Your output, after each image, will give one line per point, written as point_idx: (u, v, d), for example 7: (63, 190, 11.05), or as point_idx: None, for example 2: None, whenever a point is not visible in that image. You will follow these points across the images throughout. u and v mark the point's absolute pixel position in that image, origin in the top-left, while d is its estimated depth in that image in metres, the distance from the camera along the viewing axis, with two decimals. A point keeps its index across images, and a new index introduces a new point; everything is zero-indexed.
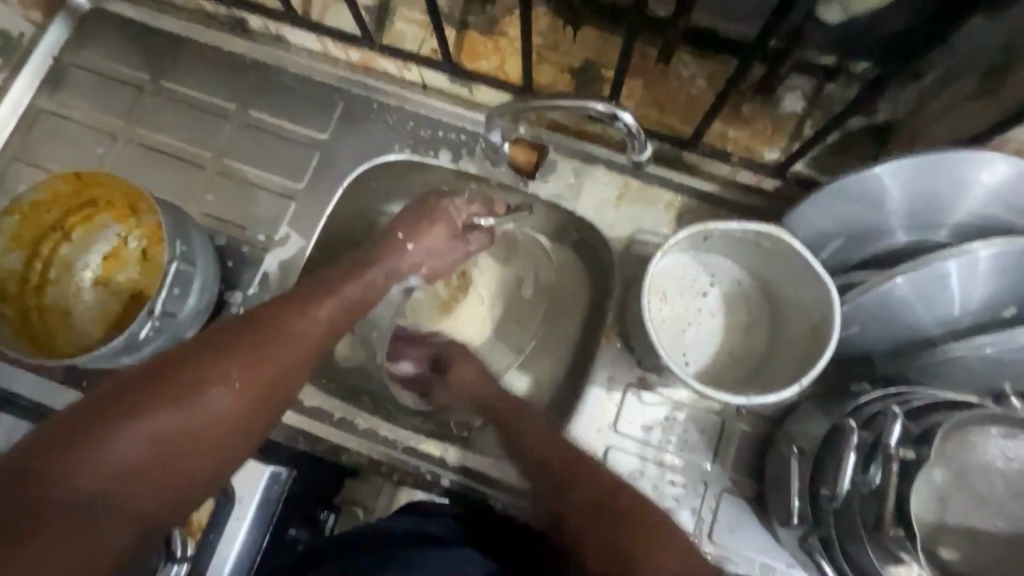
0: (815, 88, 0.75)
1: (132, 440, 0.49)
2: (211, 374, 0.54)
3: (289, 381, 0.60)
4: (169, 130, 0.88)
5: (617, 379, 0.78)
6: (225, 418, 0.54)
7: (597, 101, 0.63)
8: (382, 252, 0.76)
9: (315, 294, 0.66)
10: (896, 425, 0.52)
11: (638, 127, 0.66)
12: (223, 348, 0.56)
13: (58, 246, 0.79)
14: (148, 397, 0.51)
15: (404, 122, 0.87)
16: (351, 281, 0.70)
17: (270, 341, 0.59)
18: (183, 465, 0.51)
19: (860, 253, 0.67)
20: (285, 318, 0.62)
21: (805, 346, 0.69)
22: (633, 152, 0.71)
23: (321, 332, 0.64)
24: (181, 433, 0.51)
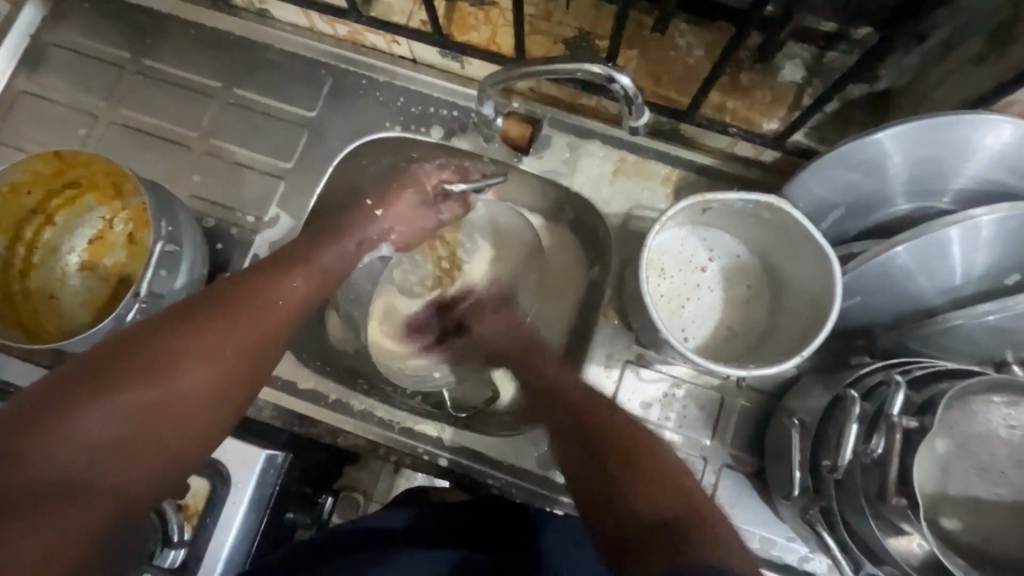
0: (815, 56, 0.74)
1: (101, 416, 0.47)
2: (184, 346, 0.52)
3: (266, 352, 0.58)
4: (152, 110, 0.86)
5: (615, 356, 0.78)
6: (204, 389, 0.52)
7: (592, 63, 0.61)
8: (353, 220, 0.73)
9: (287, 264, 0.64)
10: (899, 394, 0.52)
11: (636, 90, 0.63)
12: (197, 318, 0.54)
13: (41, 230, 0.78)
14: (116, 371, 0.49)
15: (394, 98, 0.85)
16: (328, 248, 0.68)
17: (248, 311, 0.57)
18: (162, 439, 0.50)
19: (861, 223, 0.66)
20: (260, 287, 0.60)
21: (804, 319, 0.68)
22: (629, 118, 0.68)
23: (299, 301, 0.63)
24: (158, 407, 0.50)
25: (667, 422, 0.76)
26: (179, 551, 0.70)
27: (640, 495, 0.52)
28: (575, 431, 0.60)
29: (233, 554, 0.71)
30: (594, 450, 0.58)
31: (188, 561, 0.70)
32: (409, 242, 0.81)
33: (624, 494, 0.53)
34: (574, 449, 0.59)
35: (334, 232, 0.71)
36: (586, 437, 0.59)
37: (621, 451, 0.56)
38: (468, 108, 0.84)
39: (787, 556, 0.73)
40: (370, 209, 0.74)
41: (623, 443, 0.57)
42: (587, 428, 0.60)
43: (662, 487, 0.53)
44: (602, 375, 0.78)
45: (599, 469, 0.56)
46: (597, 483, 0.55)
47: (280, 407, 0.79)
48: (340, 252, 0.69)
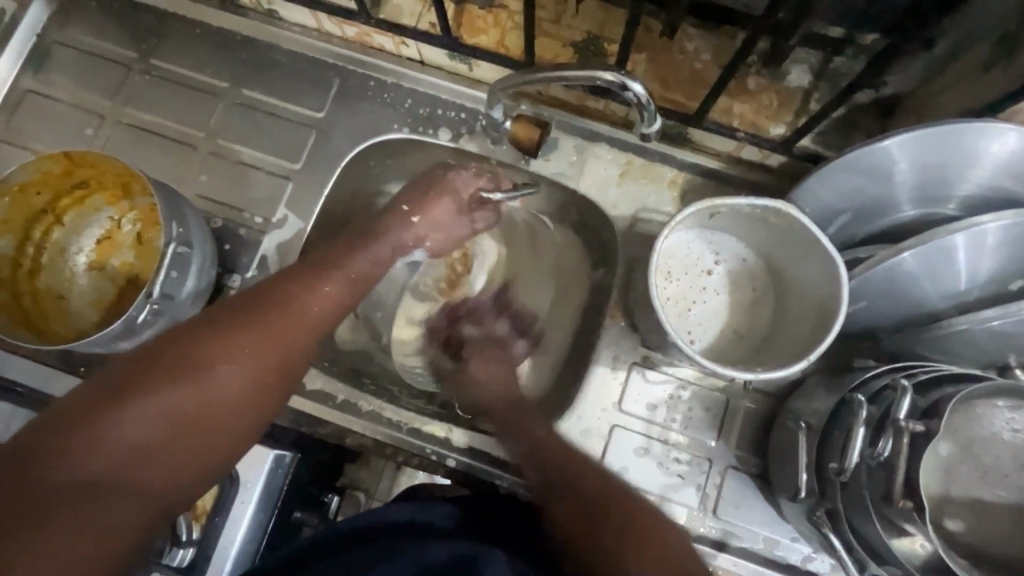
0: (822, 61, 0.74)
1: (137, 418, 0.48)
2: (217, 349, 0.53)
3: (297, 354, 0.59)
4: (160, 110, 0.86)
5: (622, 358, 0.78)
6: (236, 392, 0.53)
7: (605, 71, 0.62)
8: (382, 226, 0.73)
9: (316, 270, 0.64)
10: (906, 398, 0.52)
11: (649, 98, 0.64)
12: (228, 323, 0.55)
13: (50, 229, 0.78)
14: (151, 375, 0.50)
15: (402, 100, 0.85)
16: (358, 253, 0.69)
17: (278, 315, 0.58)
18: (196, 441, 0.50)
19: (867, 228, 0.67)
20: (291, 292, 0.60)
21: (810, 322, 0.68)
22: (642, 125, 0.69)
23: (330, 306, 0.63)
24: (191, 409, 0.50)
25: (673, 424, 0.77)
26: (187, 551, 0.71)
27: (633, 550, 0.57)
28: (567, 490, 0.65)
29: (242, 552, 0.72)
30: (587, 512, 0.62)
31: (197, 561, 0.71)
32: (443, 249, 0.81)
33: (619, 552, 0.58)
34: (570, 505, 0.63)
35: (362, 238, 0.70)
36: (577, 500, 0.63)
37: (610, 512, 0.61)
38: (476, 110, 0.84)
39: (790, 556, 0.74)
40: (401, 217, 0.74)
41: (611, 504, 0.62)
42: (575, 491, 0.64)
43: (653, 541, 0.58)
44: (609, 376, 0.78)
45: (595, 525, 0.61)
46: (596, 542, 0.59)
47: (289, 407, 0.79)
48: (371, 257, 0.70)
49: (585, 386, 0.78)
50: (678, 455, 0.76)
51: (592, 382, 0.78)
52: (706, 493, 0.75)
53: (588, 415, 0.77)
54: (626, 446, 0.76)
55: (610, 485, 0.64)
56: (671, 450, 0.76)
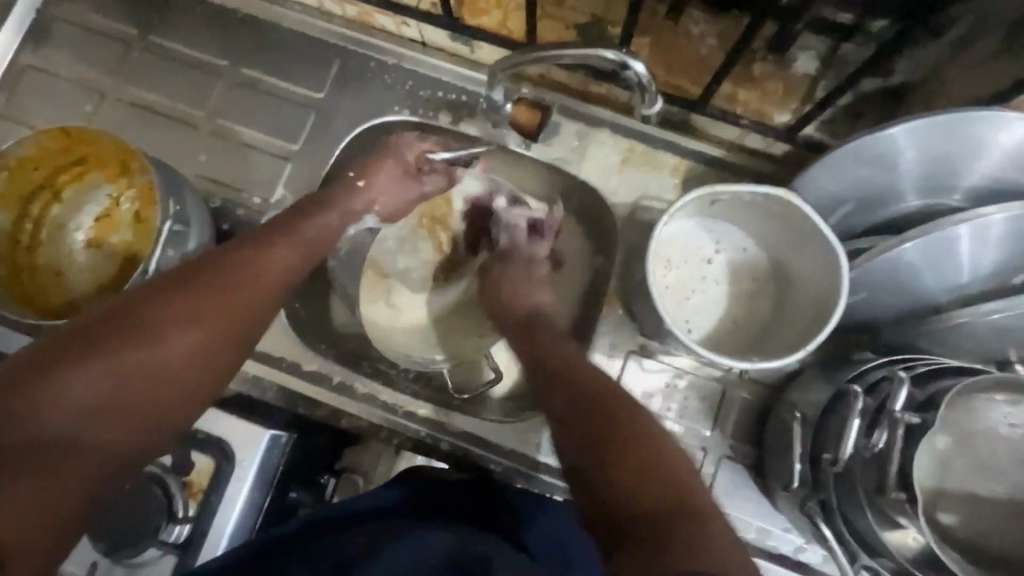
0: (829, 48, 0.73)
1: (87, 378, 0.47)
2: (171, 313, 0.53)
3: (255, 315, 0.58)
4: (160, 88, 0.85)
5: (618, 346, 0.78)
6: (192, 351, 0.53)
7: (607, 49, 0.61)
8: (339, 198, 0.72)
9: (273, 234, 0.64)
10: (902, 390, 0.52)
11: (649, 78, 0.63)
12: (184, 285, 0.55)
13: (49, 206, 0.78)
14: (101, 337, 0.49)
15: (402, 81, 0.84)
16: (311, 220, 0.67)
17: (234, 276, 0.58)
18: (150, 401, 0.50)
19: (868, 220, 0.66)
20: (248, 255, 0.60)
21: (809, 314, 0.68)
22: (641, 106, 0.68)
23: (288, 268, 0.62)
24: (144, 369, 0.50)
25: (668, 413, 0.77)
26: (183, 527, 0.72)
27: (640, 478, 0.50)
28: (574, 411, 0.57)
29: (237, 530, 0.73)
30: (594, 434, 0.55)
31: (193, 537, 0.72)
32: (395, 215, 0.80)
33: (623, 476, 0.51)
34: (573, 438, 0.56)
35: (314, 206, 0.70)
36: (583, 420, 0.56)
37: (622, 434, 0.53)
38: (477, 92, 0.83)
39: (781, 546, 0.74)
40: (360, 192, 0.74)
41: (626, 428, 0.54)
42: (589, 408, 0.57)
43: (662, 470, 0.50)
44: (605, 365, 0.78)
45: (601, 451, 0.53)
46: (598, 460, 0.53)
47: (285, 388, 0.80)
48: (325, 221, 0.69)
49: None
50: None
51: None
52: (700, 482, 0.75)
53: None
54: None
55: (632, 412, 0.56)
56: None
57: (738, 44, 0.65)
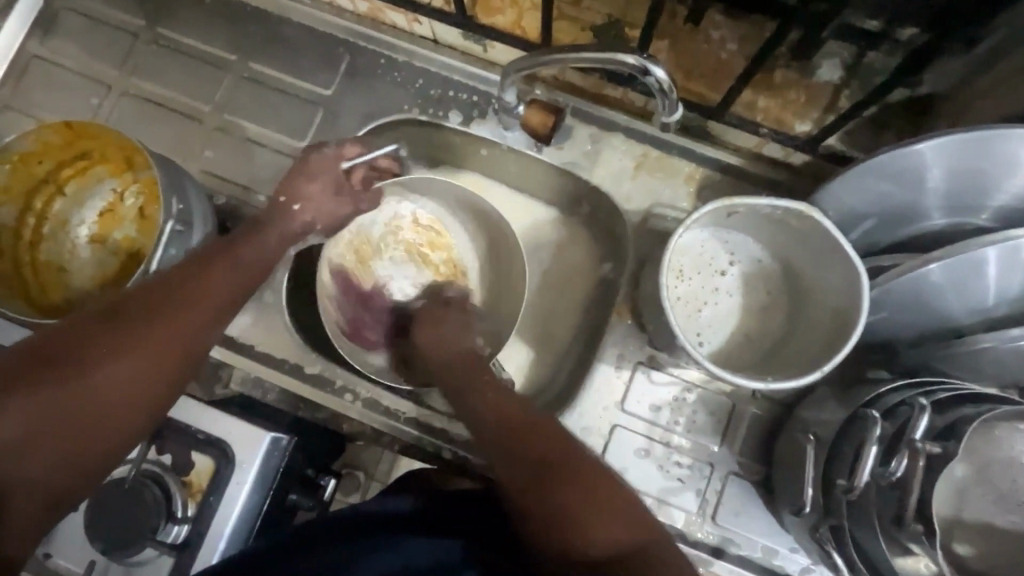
0: (854, 56, 0.70)
1: (6, 422, 0.46)
2: (99, 348, 0.50)
3: (196, 342, 0.55)
4: (166, 81, 0.84)
5: (626, 357, 0.77)
6: (120, 387, 0.50)
7: (628, 54, 0.59)
8: (273, 228, 0.66)
9: (217, 258, 0.60)
10: (923, 418, 0.50)
11: (671, 84, 0.61)
12: (115, 316, 0.52)
13: (52, 200, 0.76)
14: (15, 377, 0.47)
15: (413, 80, 0.83)
16: (246, 244, 0.63)
17: (171, 305, 0.54)
18: (73, 440, 0.48)
19: (891, 236, 0.63)
20: (189, 282, 0.56)
21: (825, 331, 0.66)
22: (662, 113, 0.66)
23: (231, 295, 0.59)
24: (65, 408, 0.48)
25: (676, 427, 0.75)
26: (182, 528, 0.72)
27: (575, 514, 0.52)
28: (518, 439, 0.57)
29: (235, 533, 0.72)
30: (539, 467, 0.55)
31: (192, 538, 0.71)
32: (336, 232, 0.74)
33: (560, 513, 0.52)
34: (514, 475, 0.55)
35: (250, 231, 0.65)
36: (530, 450, 0.56)
37: (563, 467, 0.54)
38: (489, 93, 0.82)
39: (788, 566, 0.72)
40: (292, 219, 0.68)
41: (568, 463, 0.55)
42: (534, 441, 0.56)
43: (597, 508, 0.52)
44: (612, 376, 0.76)
45: (541, 487, 0.54)
46: (539, 494, 0.53)
47: (287, 390, 0.78)
48: (264, 246, 0.64)
49: (588, 384, 0.76)
50: (679, 459, 0.74)
51: (595, 380, 0.76)
52: (706, 499, 0.73)
53: (589, 413, 0.76)
54: (626, 448, 0.75)
55: (572, 444, 0.56)
56: (673, 453, 0.74)
57: (764, 48, 0.63)
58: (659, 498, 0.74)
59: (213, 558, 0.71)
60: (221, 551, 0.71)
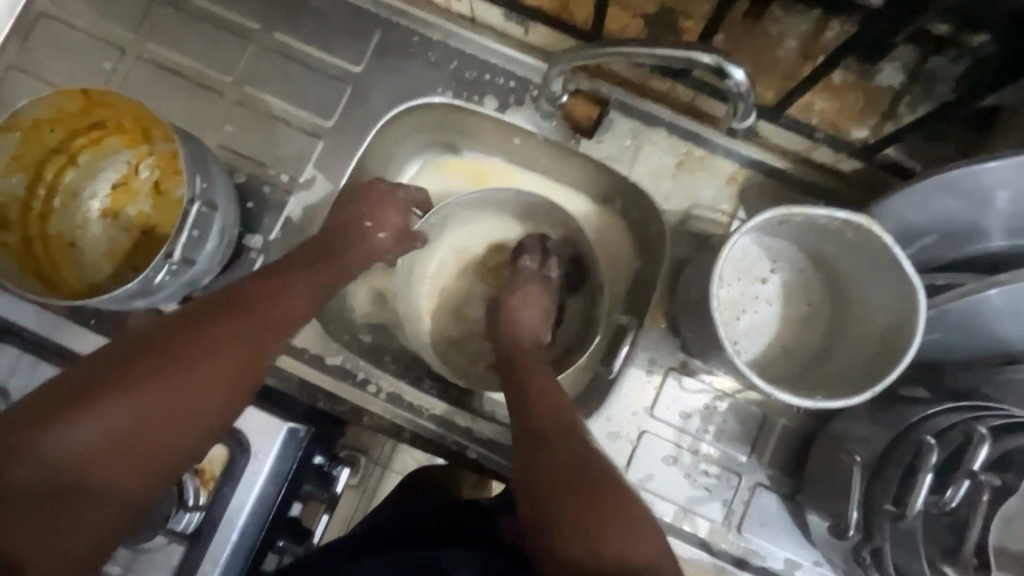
0: (917, 59, 0.66)
1: (80, 432, 0.44)
2: (170, 357, 0.49)
3: (259, 352, 0.54)
4: (185, 48, 0.79)
5: (658, 362, 0.75)
6: (222, 378, 0.51)
7: (704, 53, 0.55)
8: (347, 241, 0.69)
9: (298, 264, 0.64)
10: (982, 449, 0.48)
11: (749, 89, 0.57)
12: (210, 315, 0.54)
13: (63, 170, 0.73)
14: (120, 370, 0.48)
15: (448, 61, 0.78)
16: (342, 242, 0.69)
17: (262, 305, 0.57)
18: (171, 435, 0.48)
19: (951, 253, 0.61)
20: (269, 284, 0.59)
21: (871, 348, 0.64)
22: (733, 118, 0.62)
23: (314, 298, 0.62)
24: (170, 402, 0.48)
25: (704, 435, 0.73)
26: (192, 515, 0.69)
27: (589, 521, 0.49)
28: (541, 448, 0.55)
29: (249, 524, 0.71)
30: (559, 475, 0.52)
31: (204, 527, 0.69)
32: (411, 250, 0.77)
33: (573, 516, 0.49)
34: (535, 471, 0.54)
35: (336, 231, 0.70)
36: (549, 460, 0.54)
37: (579, 478, 0.52)
38: (528, 78, 0.78)
39: None
40: (370, 237, 0.71)
41: (590, 473, 0.52)
42: (556, 448, 0.55)
43: (616, 518, 0.49)
44: (643, 380, 0.75)
45: (556, 495, 0.51)
46: (555, 501, 0.51)
47: (305, 381, 0.76)
48: (361, 252, 0.70)
49: (617, 387, 0.75)
50: (707, 468, 0.73)
51: (625, 384, 0.74)
52: (732, 509, 0.72)
53: (617, 418, 0.74)
54: (653, 454, 0.73)
55: (594, 457, 0.53)
56: (700, 462, 0.73)
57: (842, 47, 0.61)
58: (685, 507, 0.72)
59: (225, 550, 0.70)
60: (234, 544, 0.70)
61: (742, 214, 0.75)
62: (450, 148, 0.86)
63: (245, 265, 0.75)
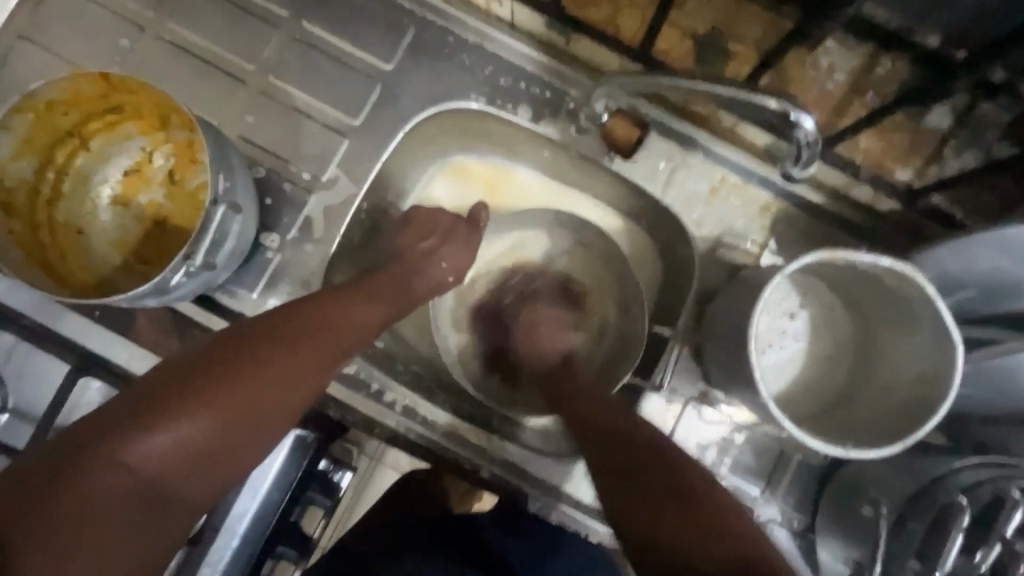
0: (966, 104, 0.66)
1: (153, 445, 0.44)
2: (243, 371, 0.50)
3: (319, 375, 0.55)
4: (207, 31, 0.75)
5: (678, 390, 0.74)
6: (281, 400, 0.51)
7: (769, 98, 0.53)
8: (407, 269, 0.69)
9: (357, 288, 0.63)
10: (1017, 513, 0.47)
11: (818, 136, 0.55)
12: (274, 334, 0.53)
13: (74, 154, 0.69)
14: (189, 386, 0.47)
15: (483, 65, 0.75)
16: (400, 260, 0.70)
17: (323, 327, 0.57)
18: (234, 453, 0.49)
19: (988, 307, 0.60)
20: (331, 306, 0.59)
21: (900, 398, 0.62)
22: (793, 164, 0.61)
23: (373, 325, 0.62)
24: (236, 421, 0.48)
25: (720, 468, 0.73)
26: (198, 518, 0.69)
27: (681, 525, 0.48)
28: (613, 463, 0.55)
29: (252, 529, 0.69)
30: (645, 496, 0.51)
31: (205, 531, 0.68)
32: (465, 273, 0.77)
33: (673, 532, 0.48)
34: (614, 488, 0.54)
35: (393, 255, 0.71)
36: (621, 478, 0.54)
37: (663, 490, 0.51)
38: (564, 89, 0.75)
39: None
40: (435, 261, 0.71)
41: (671, 483, 0.51)
42: (625, 458, 0.55)
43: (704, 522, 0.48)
44: (662, 408, 0.74)
45: (636, 505, 0.52)
46: (636, 516, 0.51)
47: None
48: (432, 282, 0.71)
49: (636, 412, 0.74)
50: None
51: (645, 410, 0.73)
52: None
53: None
54: None
55: (667, 457, 0.54)
56: None
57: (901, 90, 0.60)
58: None
59: (224, 556, 0.68)
60: (234, 549, 0.68)
61: (774, 246, 0.73)
62: (464, 149, 0.83)
63: (260, 264, 0.73)
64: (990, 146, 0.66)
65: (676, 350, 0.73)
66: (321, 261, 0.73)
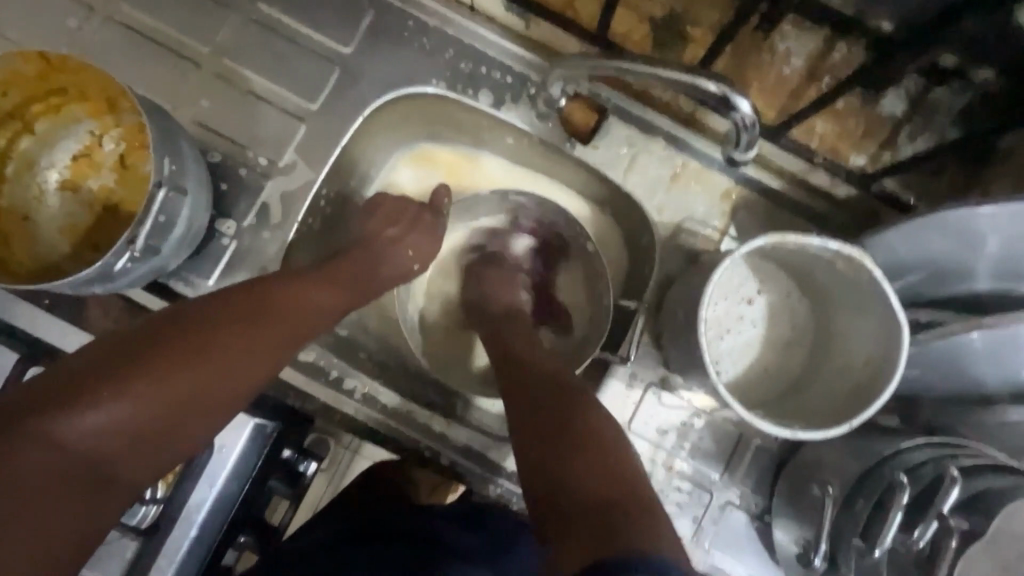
0: (920, 89, 0.66)
1: (89, 421, 0.43)
2: (189, 349, 0.49)
3: (271, 356, 0.54)
4: (158, 12, 0.73)
5: (639, 376, 0.74)
6: (230, 379, 0.50)
7: (708, 80, 0.53)
8: (368, 254, 0.68)
9: (315, 271, 0.62)
10: (954, 491, 0.48)
11: (754, 120, 0.55)
12: (225, 314, 0.53)
13: (18, 137, 0.67)
14: (132, 363, 0.46)
15: (443, 49, 0.74)
16: (359, 245, 0.69)
17: (278, 308, 0.56)
18: (178, 431, 0.48)
19: (937, 291, 0.61)
20: (285, 288, 0.58)
21: (852, 380, 0.63)
22: (735, 148, 0.61)
23: (330, 308, 0.61)
24: (180, 398, 0.47)
25: (680, 451, 0.73)
26: (149, 510, 0.67)
27: (569, 454, 0.49)
28: (527, 402, 0.57)
29: (208, 520, 0.69)
30: (542, 424, 0.53)
31: (161, 522, 0.67)
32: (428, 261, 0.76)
33: (555, 455, 0.49)
34: (519, 418, 0.56)
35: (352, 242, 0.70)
36: (534, 410, 0.55)
37: (561, 426, 0.52)
38: (525, 75, 0.74)
39: None
40: (398, 248, 0.70)
41: (573, 419, 0.52)
42: (535, 397, 0.57)
43: (592, 457, 0.48)
44: (623, 393, 0.74)
45: (535, 434, 0.53)
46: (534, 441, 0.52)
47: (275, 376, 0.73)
48: (395, 268, 0.70)
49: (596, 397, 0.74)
50: (680, 484, 0.73)
51: (605, 396, 0.74)
52: (702, 526, 0.72)
53: None
54: None
55: (581, 402, 0.54)
56: (674, 478, 0.73)
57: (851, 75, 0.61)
58: None
59: (182, 547, 0.68)
60: (192, 540, 0.68)
61: (734, 232, 0.73)
62: (427, 135, 0.83)
63: (216, 251, 0.72)
64: (943, 131, 0.67)
65: (641, 318, 0.72)
66: (279, 248, 0.72)
